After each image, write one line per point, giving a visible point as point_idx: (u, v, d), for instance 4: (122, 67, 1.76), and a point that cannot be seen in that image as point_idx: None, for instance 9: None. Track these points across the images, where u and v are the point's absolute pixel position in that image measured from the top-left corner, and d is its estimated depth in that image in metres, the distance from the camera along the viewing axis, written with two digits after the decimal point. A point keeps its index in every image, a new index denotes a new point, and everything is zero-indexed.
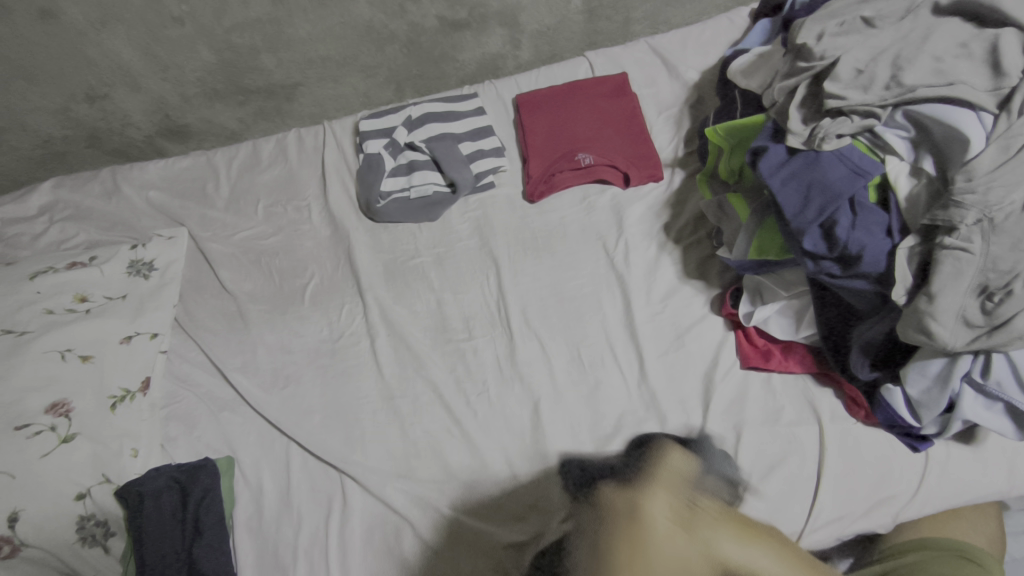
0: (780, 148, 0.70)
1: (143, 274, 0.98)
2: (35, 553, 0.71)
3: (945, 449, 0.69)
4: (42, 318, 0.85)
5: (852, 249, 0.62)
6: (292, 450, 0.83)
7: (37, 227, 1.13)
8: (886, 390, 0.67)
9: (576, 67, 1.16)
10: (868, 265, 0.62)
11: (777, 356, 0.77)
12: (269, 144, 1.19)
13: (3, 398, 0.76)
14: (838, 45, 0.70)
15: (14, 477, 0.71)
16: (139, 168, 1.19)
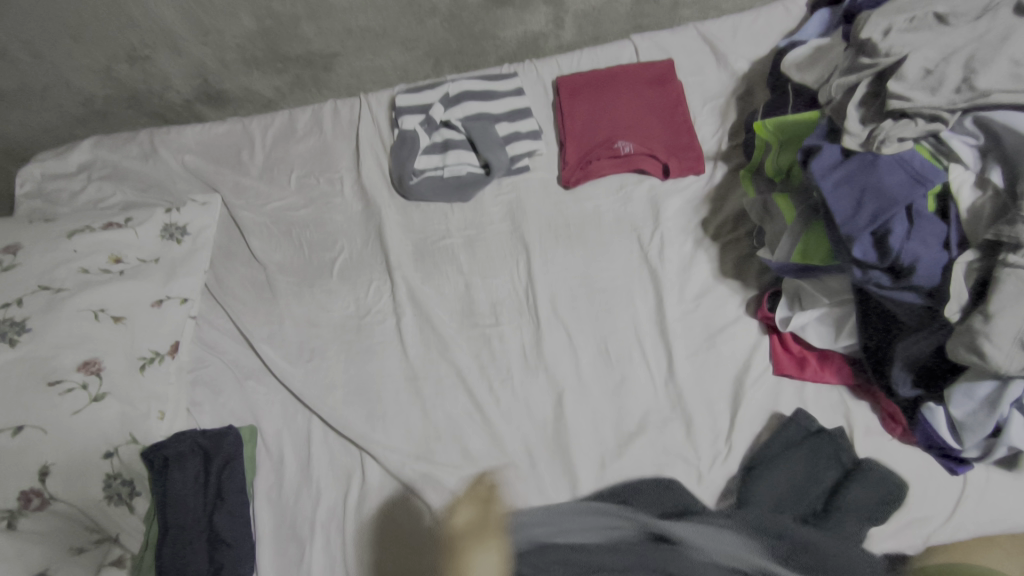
0: (835, 149, 0.67)
1: (175, 238, 0.99)
2: (63, 507, 0.72)
3: (985, 474, 0.67)
4: (77, 276, 0.86)
5: (906, 261, 0.60)
6: (314, 424, 0.84)
7: (76, 184, 1.15)
8: (926, 407, 0.65)
9: (620, 51, 1.13)
10: (921, 278, 0.60)
11: (813, 365, 0.75)
12: (305, 114, 1.18)
13: (38, 353, 0.77)
14: (905, 42, 0.66)
15: (46, 430, 0.73)
16: (177, 132, 1.19)
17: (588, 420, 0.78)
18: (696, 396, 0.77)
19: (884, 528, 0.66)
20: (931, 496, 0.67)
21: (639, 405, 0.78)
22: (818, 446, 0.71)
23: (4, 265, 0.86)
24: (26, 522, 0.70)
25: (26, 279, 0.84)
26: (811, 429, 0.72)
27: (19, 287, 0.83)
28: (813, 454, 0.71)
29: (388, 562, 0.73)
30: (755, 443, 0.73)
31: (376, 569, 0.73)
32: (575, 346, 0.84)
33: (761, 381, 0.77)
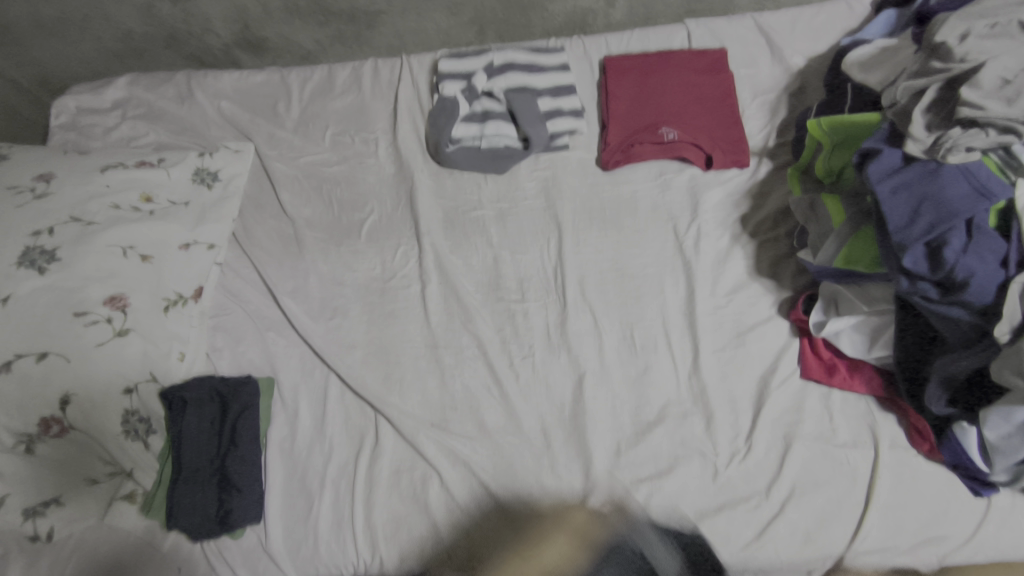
0: (896, 154, 0.65)
1: (207, 184, 0.98)
2: (79, 437, 0.73)
3: (1010, 499, 0.66)
4: (108, 211, 0.86)
5: (958, 275, 0.58)
6: (331, 382, 0.84)
7: (110, 119, 1.14)
8: (958, 427, 0.64)
9: (672, 34, 1.09)
10: (973, 294, 0.58)
11: (842, 372, 0.74)
12: (345, 70, 1.16)
13: (66, 284, 0.77)
14: (984, 49, 0.63)
15: (69, 361, 0.73)
16: (214, 76, 1.18)
17: (608, 406, 0.77)
18: (720, 393, 0.76)
19: (902, 544, 0.66)
20: (952, 516, 0.66)
21: (661, 396, 0.77)
22: (842, 455, 0.70)
23: (37, 193, 0.85)
24: (43, 447, 0.71)
25: (57, 209, 0.83)
26: (836, 437, 0.71)
27: (50, 215, 0.82)
28: (835, 463, 0.70)
29: (395, 525, 0.73)
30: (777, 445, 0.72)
31: (383, 530, 0.73)
32: (600, 331, 0.82)
33: (787, 384, 0.75)
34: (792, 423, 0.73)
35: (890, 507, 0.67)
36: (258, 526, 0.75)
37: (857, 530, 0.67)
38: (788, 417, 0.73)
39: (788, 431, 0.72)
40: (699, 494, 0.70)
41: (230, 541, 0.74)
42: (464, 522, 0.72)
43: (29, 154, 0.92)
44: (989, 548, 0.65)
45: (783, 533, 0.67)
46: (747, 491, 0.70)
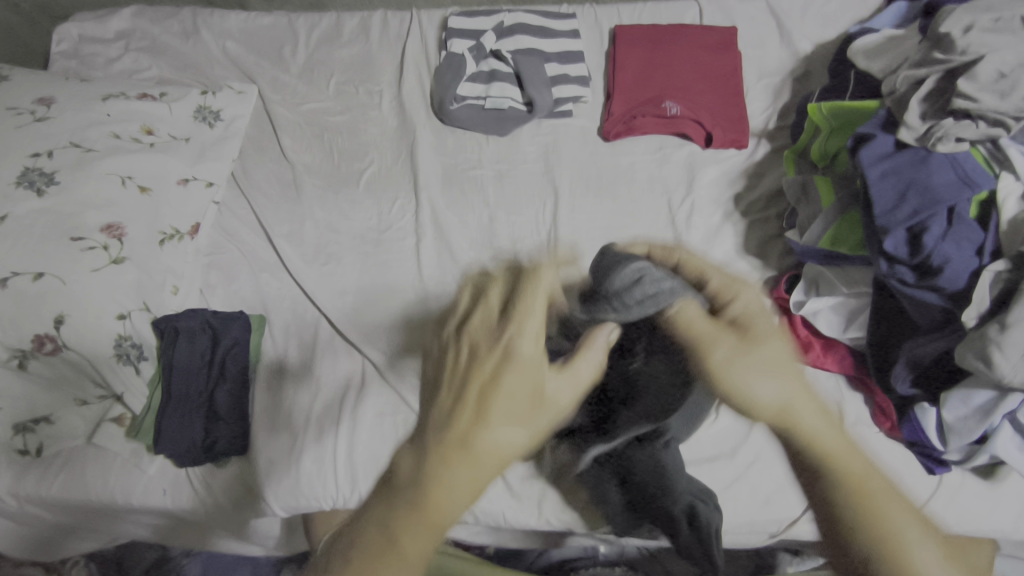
0: (889, 143, 0.66)
1: (208, 122, 0.98)
2: (73, 357, 0.73)
3: (961, 478, 0.69)
4: (108, 140, 0.86)
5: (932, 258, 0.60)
6: (322, 325, 0.85)
7: (112, 50, 1.13)
8: (919, 408, 0.66)
9: (684, 10, 1.09)
10: (946, 280, 0.60)
11: (816, 350, 0.76)
12: (353, 19, 1.15)
13: (64, 208, 0.77)
14: (986, 41, 0.64)
15: (64, 283, 0.73)
16: (220, 15, 1.17)
17: None
18: None
19: None
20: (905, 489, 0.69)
21: None
22: None
23: (38, 116, 0.85)
24: (37, 364, 0.73)
25: (58, 133, 0.83)
26: None
27: (49, 139, 0.82)
28: None
29: (375, 463, 0.75)
30: None
31: (365, 467, 0.75)
32: None
33: None
34: None
35: None
36: (241, 457, 0.77)
37: None
38: None
39: None
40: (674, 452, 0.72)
41: (213, 469, 0.77)
42: None
43: (30, 78, 0.92)
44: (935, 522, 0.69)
45: (744, 494, 0.71)
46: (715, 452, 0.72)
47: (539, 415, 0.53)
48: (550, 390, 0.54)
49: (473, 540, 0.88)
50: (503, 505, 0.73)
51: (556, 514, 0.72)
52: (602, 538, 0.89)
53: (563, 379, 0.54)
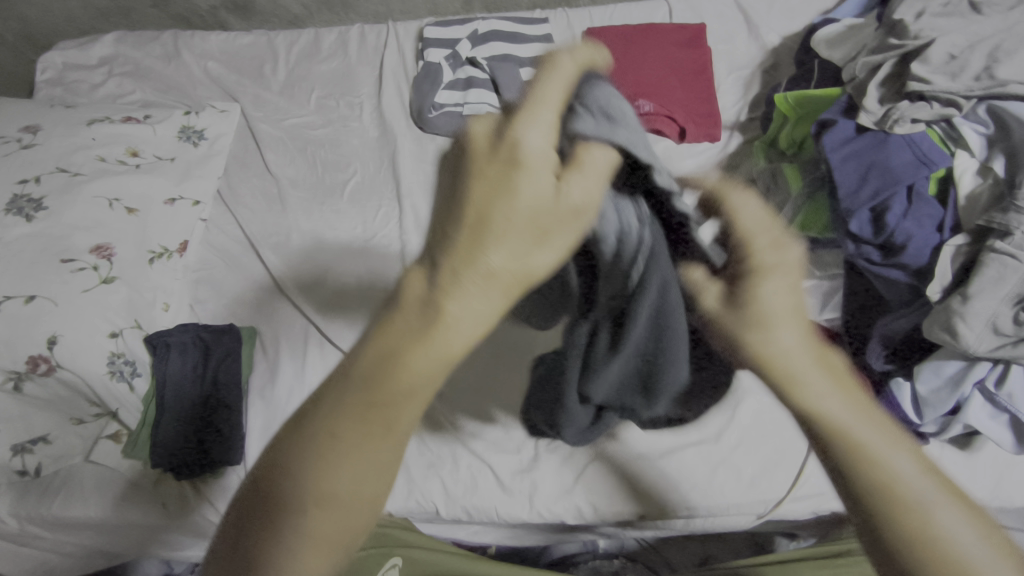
0: (849, 126, 0.68)
1: (192, 141, 1.00)
2: (67, 376, 0.75)
3: (939, 450, 0.71)
4: (94, 163, 0.88)
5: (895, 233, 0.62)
6: (311, 333, 0.86)
7: (96, 76, 1.15)
8: (895, 384, 0.67)
9: (654, 10, 1.12)
10: (910, 257, 0.62)
11: None
12: (331, 35, 1.18)
13: (53, 231, 0.79)
14: (936, 26, 0.67)
15: (56, 304, 0.75)
16: (201, 38, 1.19)
17: None
18: None
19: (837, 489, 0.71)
20: None
21: None
22: None
23: (24, 143, 0.87)
24: (32, 386, 0.74)
25: (44, 159, 0.85)
26: None
27: (36, 165, 0.84)
28: (783, 416, 0.74)
29: None
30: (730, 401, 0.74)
31: None
32: None
33: None
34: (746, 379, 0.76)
35: None
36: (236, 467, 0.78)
37: (798, 475, 0.71)
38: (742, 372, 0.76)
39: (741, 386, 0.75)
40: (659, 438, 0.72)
41: (214, 479, 0.79)
42: (435, 464, 0.75)
43: (15, 107, 0.94)
44: None
45: (730, 479, 0.71)
46: (699, 438, 0.73)
47: (548, 246, 0.36)
48: (546, 195, 0.36)
49: (471, 539, 0.89)
50: (496, 500, 0.74)
51: (549, 506, 0.73)
52: (598, 531, 0.91)
53: (543, 172, 0.36)
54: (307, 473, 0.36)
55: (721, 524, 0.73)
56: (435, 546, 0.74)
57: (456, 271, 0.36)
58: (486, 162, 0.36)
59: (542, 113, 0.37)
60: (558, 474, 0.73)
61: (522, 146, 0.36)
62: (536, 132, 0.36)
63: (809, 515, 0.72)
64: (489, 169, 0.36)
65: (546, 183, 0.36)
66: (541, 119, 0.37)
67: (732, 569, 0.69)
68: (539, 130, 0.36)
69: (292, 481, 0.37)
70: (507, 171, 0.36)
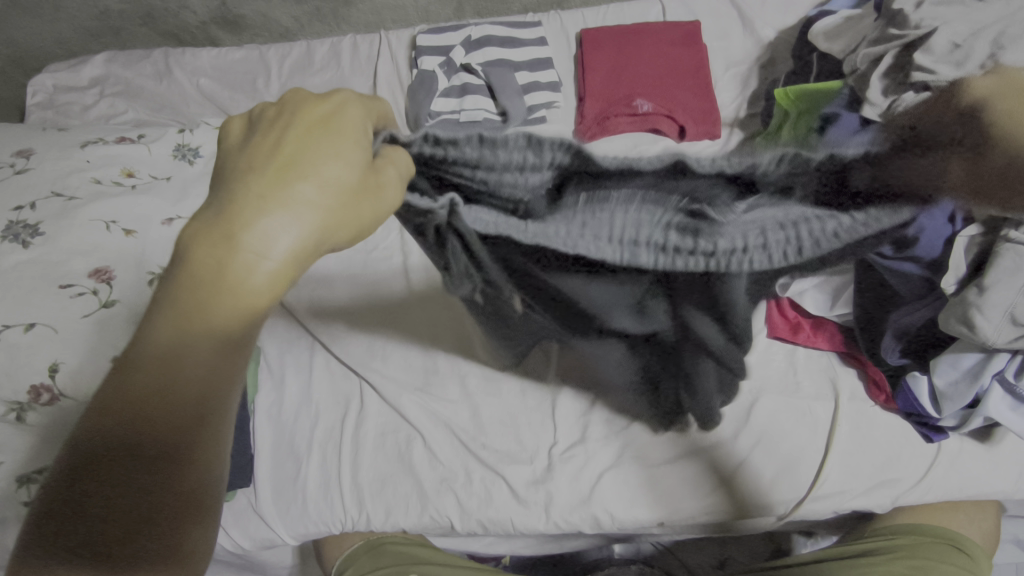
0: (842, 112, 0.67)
1: (188, 159, 0.98)
2: (70, 405, 0.73)
3: (959, 443, 0.70)
4: (90, 186, 0.87)
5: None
6: (317, 350, 0.84)
7: (88, 98, 1.14)
8: (911, 377, 0.66)
9: (647, 10, 1.12)
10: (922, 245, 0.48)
11: (806, 331, 0.72)
12: (324, 46, 1.17)
13: (51, 257, 0.78)
14: (936, 15, 0.66)
15: (57, 331, 0.74)
16: (192, 54, 1.18)
17: None
18: None
19: (857, 487, 0.70)
20: (904, 460, 0.70)
21: None
22: (805, 405, 0.73)
23: (18, 168, 0.86)
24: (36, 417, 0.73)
25: (39, 184, 0.84)
26: (800, 390, 0.74)
27: (32, 191, 0.83)
28: (800, 413, 0.73)
29: (381, 483, 0.75)
30: (745, 398, 0.72)
31: (369, 487, 0.75)
32: None
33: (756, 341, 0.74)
34: (760, 378, 0.74)
35: (850, 452, 0.71)
36: (247, 490, 0.76)
37: (819, 477, 0.70)
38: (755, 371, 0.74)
39: (756, 385, 0.74)
40: (666, 446, 0.71)
41: None
42: (448, 478, 0.74)
43: (7, 132, 0.92)
44: (939, 489, 0.70)
45: (749, 481, 0.71)
46: (715, 439, 0.71)
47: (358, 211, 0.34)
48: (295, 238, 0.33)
49: (487, 552, 0.88)
50: (511, 511, 0.72)
51: (565, 516, 0.71)
52: (616, 538, 0.90)
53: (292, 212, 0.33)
54: (75, 510, 0.36)
55: (742, 528, 0.73)
56: (451, 561, 0.73)
57: (191, 314, 0.35)
58: (245, 160, 0.34)
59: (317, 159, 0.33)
60: (574, 483, 0.72)
61: (309, 158, 0.33)
62: (283, 221, 0.33)
63: (829, 514, 0.70)
64: (231, 195, 0.33)
65: (330, 211, 0.33)
66: (326, 150, 0.34)
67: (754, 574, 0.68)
68: (318, 133, 0.34)
69: (84, 522, 0.36)
70: (224, 227, 0.33)
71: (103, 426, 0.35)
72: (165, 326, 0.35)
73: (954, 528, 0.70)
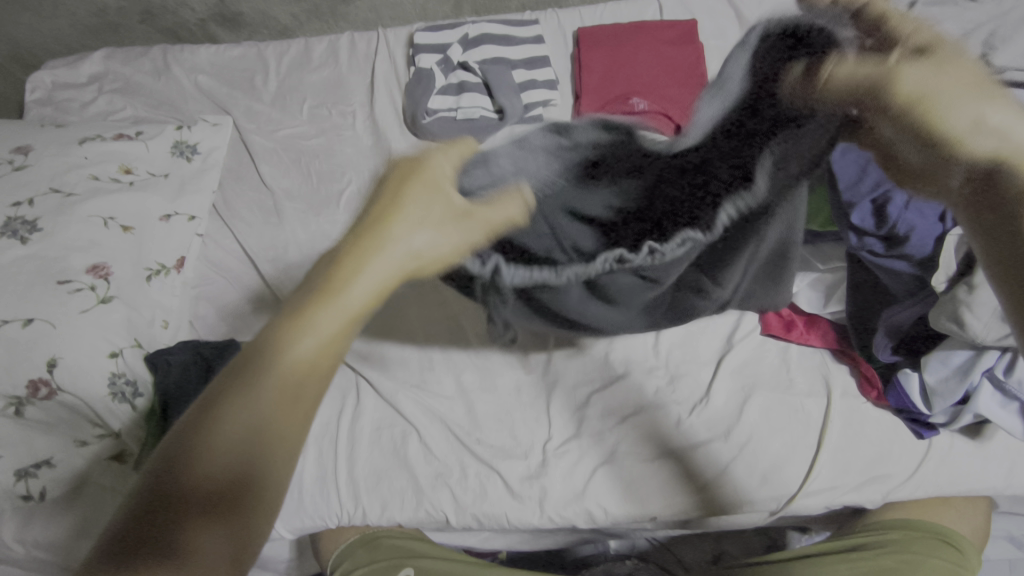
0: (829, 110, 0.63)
1: (186, 156, 0.98)
2: (68, 399, 0.74)
3: (949, 439, 0.70)
4: (87, 183, 0.87)
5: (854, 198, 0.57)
6: None
7: (86, 94, 1.14)
8: (903, 373, 0.68)
9: (644, 8, 1.12)
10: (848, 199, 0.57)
11: (799, 328, 0.77)
12: (322, 43, 1.17)
13: (49, 252, 0.78)
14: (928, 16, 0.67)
15: (54, 326, 0.74)
16: (190, 51, 1.18)
17: (577, 363, 0.79)
18: (685, 354, 0.79)
19: (849, 483, 0.70)
20: (896, 456, 0.70)
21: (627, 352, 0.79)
22: (798, 402, 0.74)
23: (16, 165, 0.86)
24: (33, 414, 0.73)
25: (37, 180, 0.85)
26: (792, 387, 0.75)
27: (31, 187, 0.84)
28: (792, 410, 0.73)
29: (377, 477, 0.75)
30: (738, 397, 0.75)
31: (364, 482, 0.75)
32: None
33: (748, 338, 0.79)
34: (752, 374, 0.77)
35: (842, 448, 0.71)
36: None
37: (809, 471, 0.70)
38: (748, 368, 0.77)
39: (748, 381, 0.76)
40: (654, 447, 0.73)
41: None
42: (442, 473, 0.74)
43: (5, 128, 0.93)
44: (930, 485, 0.70)
45: (739, 477, 0.71)
46: (708, 436, 0.73)
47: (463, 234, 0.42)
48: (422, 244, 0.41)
49: (482, 546, 0.88)
50: (506, 506, 0.72)
51: (558, 511, 0.71)
52: (611, 533, 0.90)
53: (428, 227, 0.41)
54: (181, 460, 0.36)
55: (735, 522, 0.73)
56: (447, 555, 0.74)
57: (326, 303, 0.39)
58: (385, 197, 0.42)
59: (414, 210, 0.41)
60: (568, 478, 0.73)
61: (423, 202, 0.41)
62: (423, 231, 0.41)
63: (822, 509, 0.71)
64: (383, 213, 0.41)
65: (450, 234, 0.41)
66: (423, 201, 0.41)
67: (746, 568, 0.68)
68: (418, 187, 0.42)
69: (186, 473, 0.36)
70: (388, 225, 0.41)
71: (245, 378, 0.38)
72: (289, 329, 0.39)
73: (945, 524, 0.70)
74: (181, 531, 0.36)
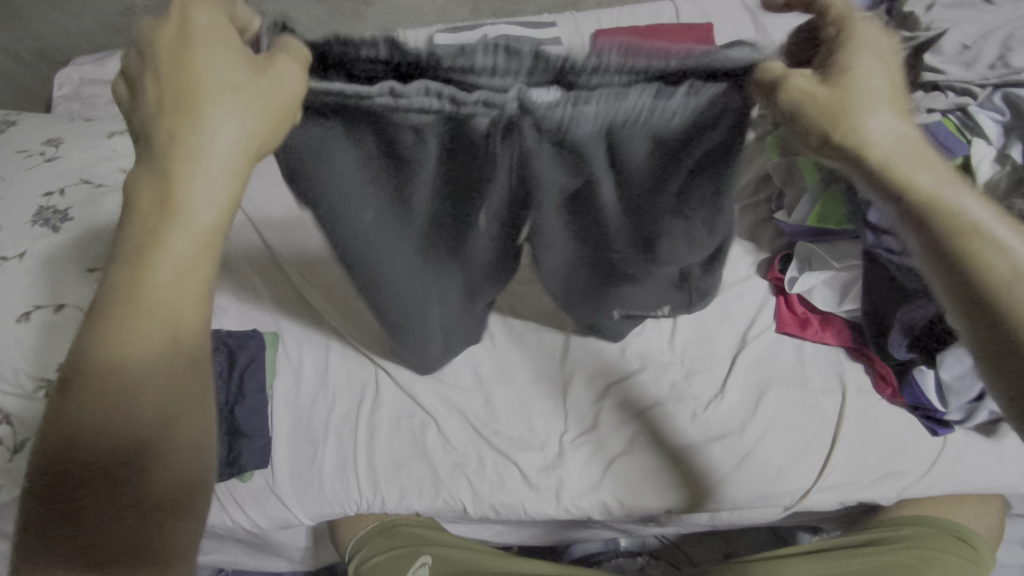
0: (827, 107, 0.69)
1: None
2: None
3: (964, 437, 0.71)
4: (117, 174, 0.89)
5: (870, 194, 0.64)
6: (334, 337, 0.86)
7: (113, 90, 1.17)
8: (918, 370, 0.69)
9: (661, 12, 1.14)
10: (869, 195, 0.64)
11: (814, 326, 0.79)
12: None
13: (80, 241, 0.80)
14: (947, 18, 0.69)
15: (84, 311, 0.75)
16: None
17: (593, 357, 0.80)
18: (700, 350, 0.80)
19: (864, 478, 0.70)
20: (911, 452, 0.71)
21: (643, 348, 0.80)
22: (813, 399, 0.75)
23: (48, 156, 0.88)
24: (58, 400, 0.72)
25: (69, 171, 0.87)
26: (808, 383, 0.76)
27: (62, 177, 0.86)
28: (807, 406, 0.74)
29: (396, 466, 0.76)
30: (754, 392, 0.76)
31: (383, 471, 0.76)
32: None
33: (763, 336, 0.80)
34: (767, 371, 0.78)
35: (856, 444, 0.72)
36: (265, 471, 0.78)
37: (824, 465, 0.71)
38: (763, 365, 0.78)
39: (763, 378, 0.77)
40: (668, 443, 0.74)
41: (239, 484, 0.77)
42: (460, 463, 0.75)
43: (36, 120, 0.95)
44: (944, 482, 0.70)
45: (755, 470, 0.71)
46: (723, 430, 0.74)
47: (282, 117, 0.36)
48: (238, 132, 0.36)
49: (494, 539, 0.90)
50: (523, 496, 0.73)
51: (575, 501, 0.72)
52: (623, 529, 0.91)
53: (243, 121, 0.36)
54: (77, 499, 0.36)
55: (749, 517, 0.74)
56: (464, 544, 0.75)
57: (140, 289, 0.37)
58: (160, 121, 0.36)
59: (220, 93, 0.35)
60: (584, 470, 0.74)
61: (207, 91, 0.35)
62: (227, 118, 0.35)
63: (837, 505, 0.71)
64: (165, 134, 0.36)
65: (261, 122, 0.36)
66: (225, 78, 0.35)
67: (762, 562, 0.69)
68: (208, 63, 0.35)
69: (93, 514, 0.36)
70: (182, 141, 0.36)
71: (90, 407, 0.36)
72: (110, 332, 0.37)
73: (960, 521, 0.71)
74: (158, 533, 0.37)
